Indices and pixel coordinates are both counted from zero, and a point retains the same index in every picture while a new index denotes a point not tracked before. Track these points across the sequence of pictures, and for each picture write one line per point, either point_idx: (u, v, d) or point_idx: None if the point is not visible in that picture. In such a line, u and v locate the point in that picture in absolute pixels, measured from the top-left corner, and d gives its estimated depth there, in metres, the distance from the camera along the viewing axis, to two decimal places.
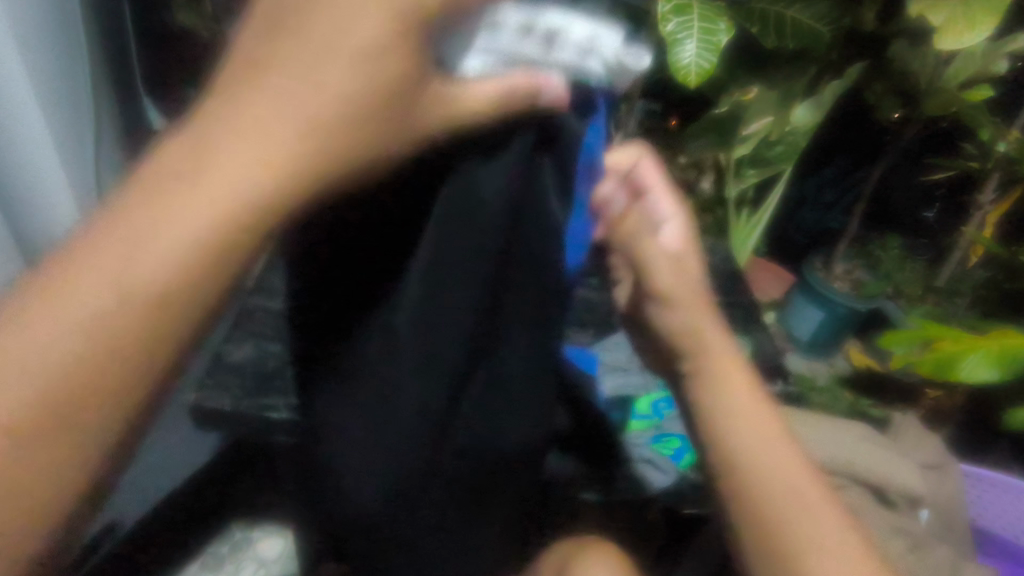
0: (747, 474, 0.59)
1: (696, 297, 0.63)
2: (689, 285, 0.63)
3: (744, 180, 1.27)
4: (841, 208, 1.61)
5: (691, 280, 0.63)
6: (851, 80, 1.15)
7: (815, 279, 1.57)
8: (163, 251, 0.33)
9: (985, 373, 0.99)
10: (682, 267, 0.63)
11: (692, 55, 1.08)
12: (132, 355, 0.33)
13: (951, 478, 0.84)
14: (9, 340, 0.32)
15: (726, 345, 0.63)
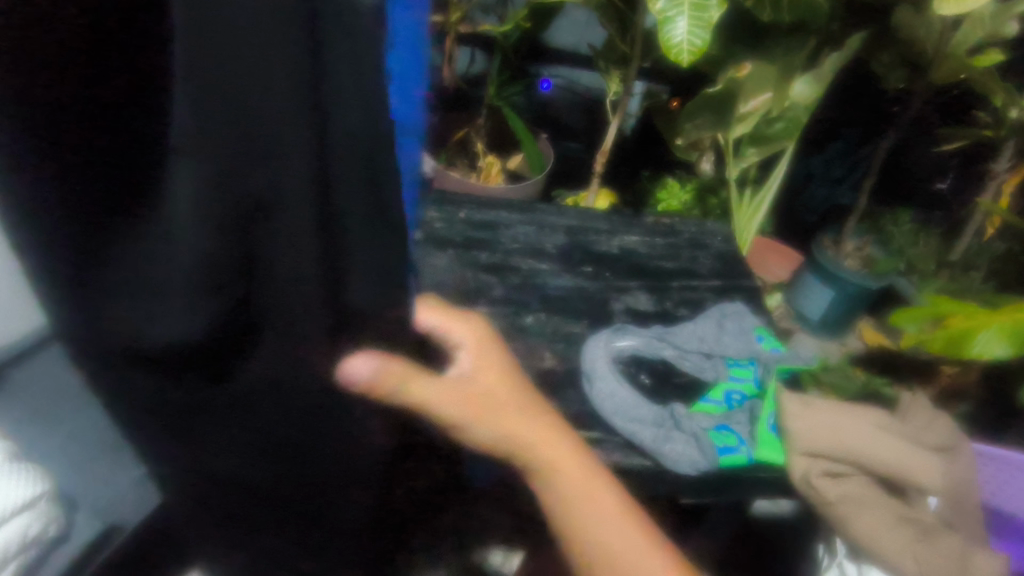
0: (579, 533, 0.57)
1: (497, 398, 0.59)
2: (500, 407, 0.58)
3: (744, 159, 1.25)
4: (850, 183, 1.56)
5: (489, 403, 0.58)
6: (852, 50, 1.11)
7: (825, 258, 1.53)
8: None
9: (997, 348, 0.95)
10: (470, 400, 0.57)
11: (684, 33, 1.05)
12: None
13: (961, 463, 0.78)
14: None
15: (508, 418, 0.58)
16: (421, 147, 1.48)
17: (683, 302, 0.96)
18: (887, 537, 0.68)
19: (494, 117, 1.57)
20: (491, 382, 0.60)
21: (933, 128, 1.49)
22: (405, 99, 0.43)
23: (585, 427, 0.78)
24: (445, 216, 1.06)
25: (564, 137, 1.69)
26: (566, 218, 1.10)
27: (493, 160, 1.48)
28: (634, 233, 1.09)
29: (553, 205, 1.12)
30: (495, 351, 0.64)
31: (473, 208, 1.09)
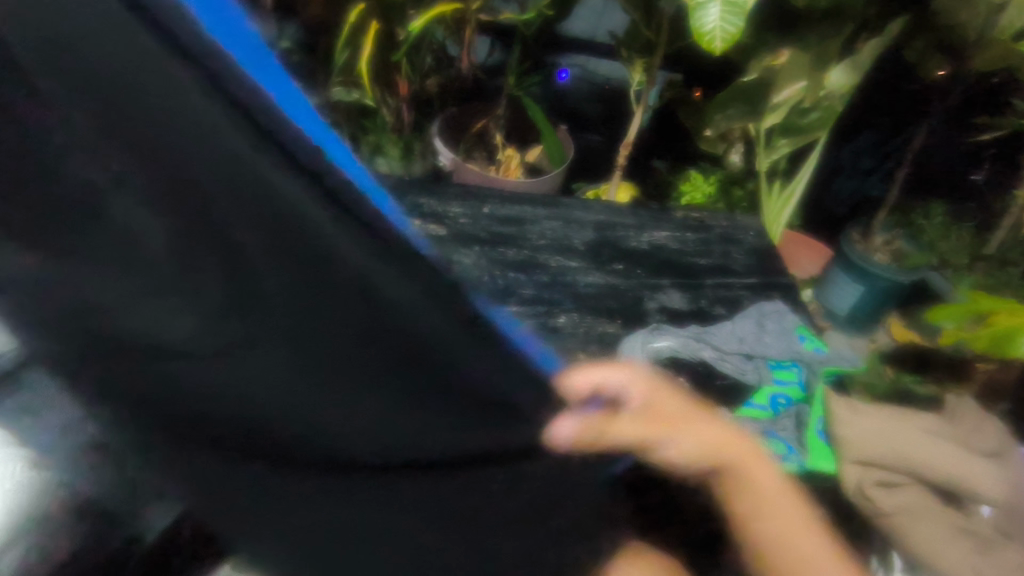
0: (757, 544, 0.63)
1: (680, 424, 0.64)
2: (649, 425, 0.63)
3: (775, 150, 1.21)
4: (880, 175, 1.51)
5: (679, 417, 0.65)
6: (892, 36, 1.06)
7: (854, 252, 1.48)
8: None
9: None
10: (655, 407, 0.65)
11: (717, 19, 1.01)
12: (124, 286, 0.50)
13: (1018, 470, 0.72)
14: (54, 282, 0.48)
15: (716, 435, 0.64)
16: (439, 139, 1.45)
17: (719, 301, 0.92)
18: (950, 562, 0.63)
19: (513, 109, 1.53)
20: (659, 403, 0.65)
21: (968, 118, 1.44)
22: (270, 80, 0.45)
23: None
24: (468, 211, 1.03)
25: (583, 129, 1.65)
26: (593, 213, 1.06)
27: (513, 153, 1.44)
28: (665, 228, 1.05)
29: (580, 200, 1.08)
30: (658, 380, 0.68)
31: (497, 203, 1.05)
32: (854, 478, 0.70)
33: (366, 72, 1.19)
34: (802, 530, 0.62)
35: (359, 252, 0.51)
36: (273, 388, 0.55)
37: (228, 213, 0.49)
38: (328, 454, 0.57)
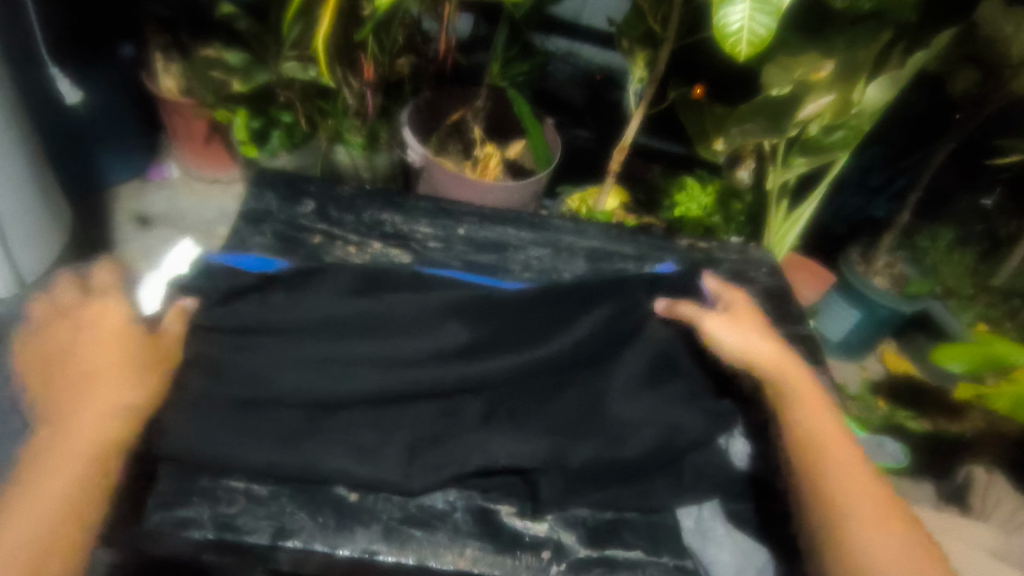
0: (815, 471, 0.58)
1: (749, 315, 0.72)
2: (749, 326, 0.70)
3: (791, 169, 1.08)
4: (889, 194, 1.41)
5: (786, 363, 0.66)
6: (938, 51, 0.94)
7: (855, 275, 1.33)
8: (76, 443, 0.52)
9: (948, 364, 1.03)
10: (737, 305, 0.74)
11: (744, 18, 0.84)
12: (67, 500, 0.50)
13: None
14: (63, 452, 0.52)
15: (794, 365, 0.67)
16: (408, 130, 1.24)
17: None
18: None
19: (497, 99, 1.35)
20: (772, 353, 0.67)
21: (986, 140, 1.34)
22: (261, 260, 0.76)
23: (622, 546, 0.62)
24: (440, 233, 0.87)
25: (572, 123, 1.52)
26: (586, 239, 0.92)
27: (492, 150, 1.27)
28: (667, 261, 0.91)
29: (571, 222, 0.93)
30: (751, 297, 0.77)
31: (475, 224, 0.89)
32: None
33: (322, 49, 1.00)
34: (860, 468, 0.58)
35: (430, 315, 0.69)
36: (296, 377, 0.64)
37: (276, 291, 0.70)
38: (344, 370, 0.65)
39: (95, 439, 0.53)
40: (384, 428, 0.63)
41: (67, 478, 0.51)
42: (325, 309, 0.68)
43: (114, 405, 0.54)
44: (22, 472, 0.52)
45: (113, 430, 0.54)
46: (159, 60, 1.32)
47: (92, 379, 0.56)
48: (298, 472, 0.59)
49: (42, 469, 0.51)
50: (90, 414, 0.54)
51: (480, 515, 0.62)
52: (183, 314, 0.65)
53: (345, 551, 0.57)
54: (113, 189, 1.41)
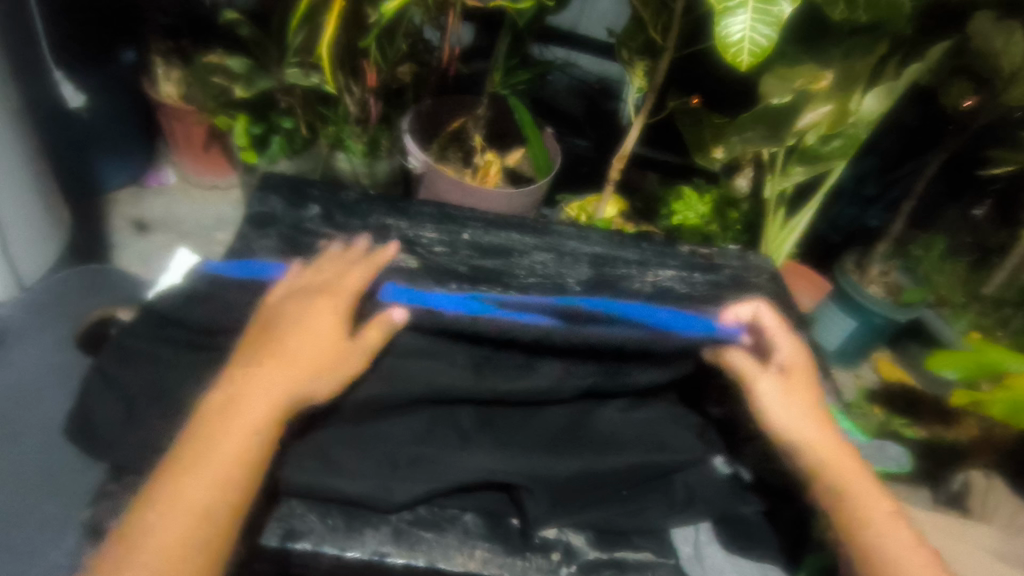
0: (855, 524, 0.57)
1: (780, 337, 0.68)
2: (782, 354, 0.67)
3: (789, 178, 1.10)
4: (883, 204, 1.43)
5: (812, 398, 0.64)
6: (931, 63, 0.97)
7: (851, 284, 1.35)
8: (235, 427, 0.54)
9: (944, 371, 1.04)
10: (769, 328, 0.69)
11: (745, 29, 0.86)
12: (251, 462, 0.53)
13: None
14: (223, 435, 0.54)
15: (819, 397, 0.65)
16: (409, 137, 1.25)
17: None
18: None
19: (497, 107, 1.36)
20: (807, 396, 0.64)
21: (976, 151, 1.37)
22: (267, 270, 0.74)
23: (631, 548, 0.62)
24: (445, 237, 0.88)
25: (571, 133, 1.52)
26: (589, 245, 0.93)
27: (493, 158, 1.28)
28: (668, 267, 0.92)
29: (574, 227, 0.94)
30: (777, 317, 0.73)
31: (479, 229, 0.90)
32: None
33: (327, 57, 1.01)
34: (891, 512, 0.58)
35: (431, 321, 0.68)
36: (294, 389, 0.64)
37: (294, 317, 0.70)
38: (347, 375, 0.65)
39: (262, 412, 0.55)
40: (382, 437, 0.62)
41: (229, 451, 0.53)
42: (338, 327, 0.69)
43: (284, 386, 0.57)
44: (209, 416, 0.55)
45: (276, 413, 0.56)
46: (159, 67, 1.33)
47: (275, 353, 0.59)
48: (304, 475, 0.59)
49: (216, 432, 0.54)
50: (267, 392, 0.56)
51: (489, 517, 0.62)
52: (388, 327, 0.65)
53: (356, 553, 0.56)
54: (110, 194, 1.41)
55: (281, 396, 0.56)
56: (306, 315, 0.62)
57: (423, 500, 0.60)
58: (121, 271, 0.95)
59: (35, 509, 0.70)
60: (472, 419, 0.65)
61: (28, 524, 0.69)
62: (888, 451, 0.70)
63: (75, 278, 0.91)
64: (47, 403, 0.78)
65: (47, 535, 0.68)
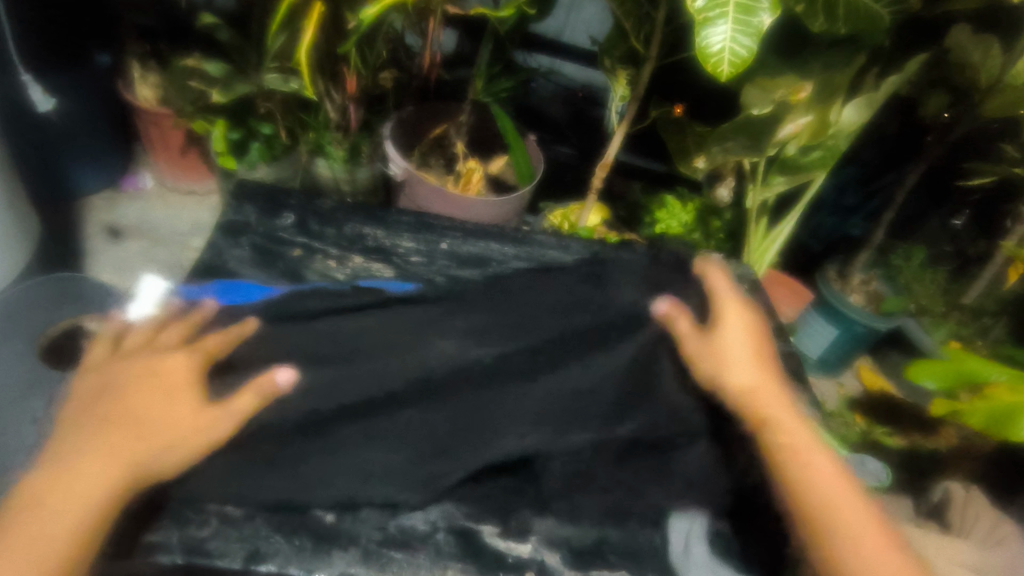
0: (790, 477, 0.56)
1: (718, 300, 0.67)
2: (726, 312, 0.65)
3: (770, 188, 1.10)
4: (863, 214, 1.44)
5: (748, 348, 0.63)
6: (910, 76, 0.97)
7: (831, 292, 1.35)
8: (81, 467, 0.51)
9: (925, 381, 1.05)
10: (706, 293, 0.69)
11: (725, 40, 0.86)
12: (75, 513, 0.49)
13: (1003, 551, 0.71)
14: (62, 475, 0.51)
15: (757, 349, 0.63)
16: (390, 144, 1.23)
17: None
18: None
19: (480, 114, 1.35)
20: (741, 341, 0.63)
21: (956, 162, 1.39)
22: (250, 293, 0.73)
23: (604, 567, 0.61)
24: (423, 247, 0.86)
25: (553, 139, 1.53)
26: (569, 255, 0.92)
27: (474, 166, 1.26)
28: None
29: (554, 237, 0.93)
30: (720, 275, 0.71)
31: (458, 239, 0.88)
32: None
33: (306, 62, 0.99)
34: (824, 450, 0.58)
35: (423, 334, 0.67)
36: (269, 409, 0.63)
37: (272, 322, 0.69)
38: (329, 374, 0.64)
39: (102, 482, 0.50)
40: (350, 459, 0.60)
41: (59, 524, 0.48)
42: (315, 332, 0.67)
43: (134, 457, 0.52)
44: (37, 482, 0.50)
45: (116, 484, 0.51)
46: (136, 69, 1.31)
47: (122, 420, 0.54)
48: (272, 491, 0.58)
49: (41, 501, 0.49)
50: (103, 458, 0.51)
51: (461, 536, 0.61)
52: (267, 393, 0.59)
53: (323, 575, 0.56)
54: (84, 200, 1.38)
55: (122, 466, 0.51)
56: (162, 362, 0.58)
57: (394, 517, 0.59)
58: (91, 282, 0.93)
59: None
60: (446, 433, 0.63)
61: None
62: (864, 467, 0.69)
63: (44, 288, 0.89)
64: (10, 417, 0.76)
65: None
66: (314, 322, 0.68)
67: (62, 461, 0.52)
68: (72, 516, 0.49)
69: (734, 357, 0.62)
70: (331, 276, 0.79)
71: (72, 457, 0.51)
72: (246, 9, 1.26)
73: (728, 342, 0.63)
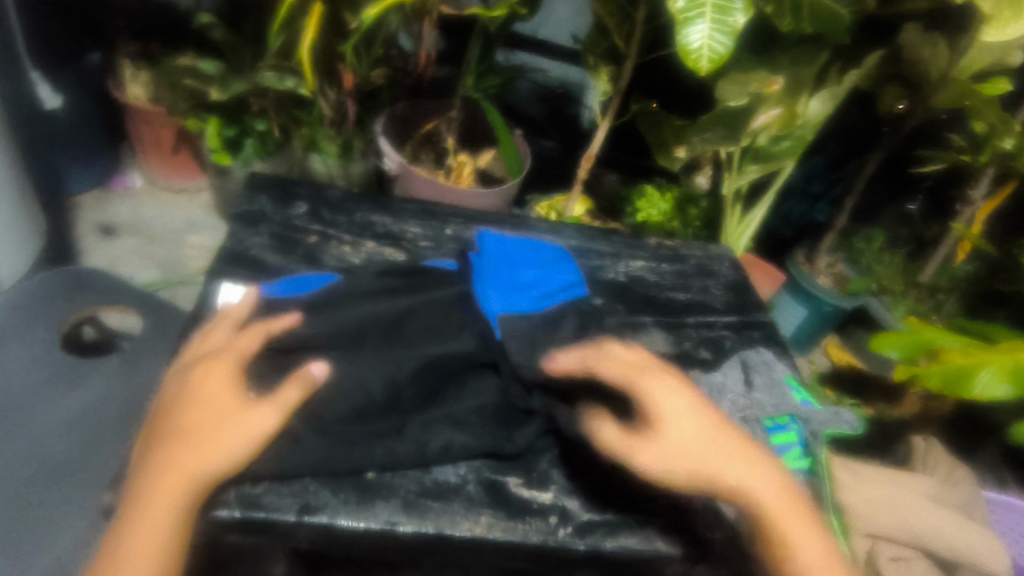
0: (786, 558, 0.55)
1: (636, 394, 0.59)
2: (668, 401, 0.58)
3: (744, 175, 1.19)
4: (828, 200, 1.54)
5: (703, 443, 0.57)
6: (868, 70, 1.07)
7: (801, 274, 1.45)
8: (155, 480, 0.53)
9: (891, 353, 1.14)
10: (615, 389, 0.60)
11: (704, 37, 0.93)
12: (157, 521, 0.52)
13: (961, 490, 0.79)
14: (140, 488, 0.54)
15: (705, 437, 0.57)
16: (384, 139, 1.28)
17: (702, 342, 0.87)
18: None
19: (468, 110, 1.41)
20: (689, 422, 0.58)
21: (910, 151, 1.50)
22: (296, 286, 0.75)
23: (620, 510, 0.66)
24: (429, 233, 0.92)
25: (536, 134, 1.60)
26: (565, 239, 0.99)
27: (466, 159, 1.32)
28: (639, 258, 0.99)
29: (550, 222, 1.00)
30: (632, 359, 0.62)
31: (461, 224, 0.95)
32: (863, 551, 0.69)
33: (307, 60, 1.03)
34: (809, 522, 0.56)
35: (442, 310, 0.73)
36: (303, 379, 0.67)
37: (302, 299, 0.73)
38: (363, 346, 0.69)
39: (175, 494, 0.53)
40: (382, 421, 0.65)
41: (149, 539, 0.52)
42: (352, 312, 0.70)
43: (196, 466, 0.54)
44: (124, 506, 0.53)
45: (188, 492, 0.53)
46: (128, 69, 1.32)
47: (186, 431, 0.56)
48: (313, 446, 0.62)
49: (131, 522, 0.52)
50: (170, 472, 0.54)
51: (489, 486, 0.66)
52: (309, 385, 0.60)
53: (369, 522, 0.60)
54: (75, 198, 1.38)
55: (183, 478, 0.53)
56: (205, 371, 0.60)
57: (423, 465, 0.65)
58: (100, 271, 0.89)
59: (34, 504, 0.69)
60: (472, 401, 0.68)
61: (29, 520, 0.68)
62: (844, 414, 0.73)
63: (56, 279, 0.88)
64: (33, 402, 0.78)
65: (50, 530, 0.68)
66: (345, 299, 0.73)
67: (137, 477, 0.55)
68: (157, 525, 0.52)
69: (693, 451, 0.56)
70: (346, 260, 0.84)
71: (149, 467, 0.54)
72: (241, 9, 1.29)
73: (678, 442, 0.56)
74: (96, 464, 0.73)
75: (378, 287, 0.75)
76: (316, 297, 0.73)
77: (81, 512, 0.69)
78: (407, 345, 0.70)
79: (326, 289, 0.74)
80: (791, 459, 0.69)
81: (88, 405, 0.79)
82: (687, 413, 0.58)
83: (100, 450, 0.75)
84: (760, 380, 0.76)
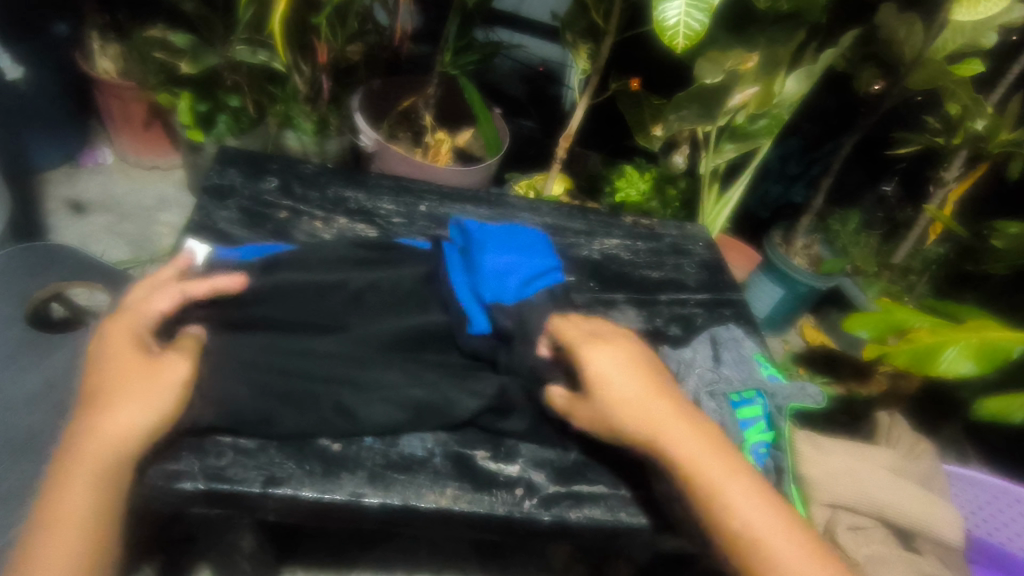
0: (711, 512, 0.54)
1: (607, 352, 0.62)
2: (627, 369, 0.60)
3: (721, 155, 1.19)
4: (805, 181, 1.55)
5: (648, 404, 0.58)
6: (845, 48, 1.06)
7: (778, 256, 1.46)
8: (75, 448, 0.52)
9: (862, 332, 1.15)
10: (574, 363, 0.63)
11: (680, 14, 0.93)
12: (92, 486, 0.51)
13: (922, 463, 0.80)
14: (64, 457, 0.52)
15: (648, 397, 0.59)
16: (360, 115, 1.26)
17: (673, 320, 0.88)
18: (890, 558, 0.67)
19: (446, 86, 1.39)
20: (638, 388, 0.59)
21: (885, 133, 1.51)
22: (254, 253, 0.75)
23: (586, 482, 0.67)
24: (403, 209, 0.91)
25: (516, 114, 1.59)
26: (540, 216, 0.99)
27: (444, 137, 1.31)
28: (613, 236, 0.99)
29: (525, 200, 1.00)
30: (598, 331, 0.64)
31: (435, 201, 0.94)
32: (823, 520, 0.70)
33: (278, 33, 1.01)
34: (737, 479, 0.55)
35: (412, 286, 0.73)
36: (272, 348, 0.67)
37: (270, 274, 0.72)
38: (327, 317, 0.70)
39: (99, 464, 0.52)
40: (351, 396, 0.65)
41: (80, 505, 0.51)
42: (306, 309, 0.70)
43: (118, 424, 0.53)
44: (51, 480, 0.52)
45: (107, 453, 0.52)
46: (95, 41, 1.29)
47: (102, 393, 0.55)
48: (286, 425, 0.62)
49: (55, 498, 0.51)
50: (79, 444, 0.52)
51: (457, 460, 0.66)
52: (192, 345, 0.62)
53: (335, 495, 0.60)
54: (42, 174, 1.35)
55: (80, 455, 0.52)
56: (108, 340, 0.59)
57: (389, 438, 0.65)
58: (67, 248, 0.90)
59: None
60: (441, 378, 0.68)
61: None
62: (809, 389, 0.73)
63: (21, 256, 0.87)
64: None
65: (11, 505, 0.67)
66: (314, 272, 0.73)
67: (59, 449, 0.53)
68: (84, 492, 0.51)
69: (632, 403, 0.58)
70: (317, 236, 0.83)
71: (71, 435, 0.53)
72: None
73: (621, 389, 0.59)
74: (59, 441, 0.72)
75: (345, 263, 0.75)
76: (273, 258, 0.73)
77: (43, 486, 0.68)
78: (370, 316, 0.71)
79: (293, 259, 0.73)
80: (754, 433, 0.71)
81: (52, 380, 0.77)
82: (636, 372, 0.60)
83: (64, 426, 0.74)
84: (727, 355, 0.77)
